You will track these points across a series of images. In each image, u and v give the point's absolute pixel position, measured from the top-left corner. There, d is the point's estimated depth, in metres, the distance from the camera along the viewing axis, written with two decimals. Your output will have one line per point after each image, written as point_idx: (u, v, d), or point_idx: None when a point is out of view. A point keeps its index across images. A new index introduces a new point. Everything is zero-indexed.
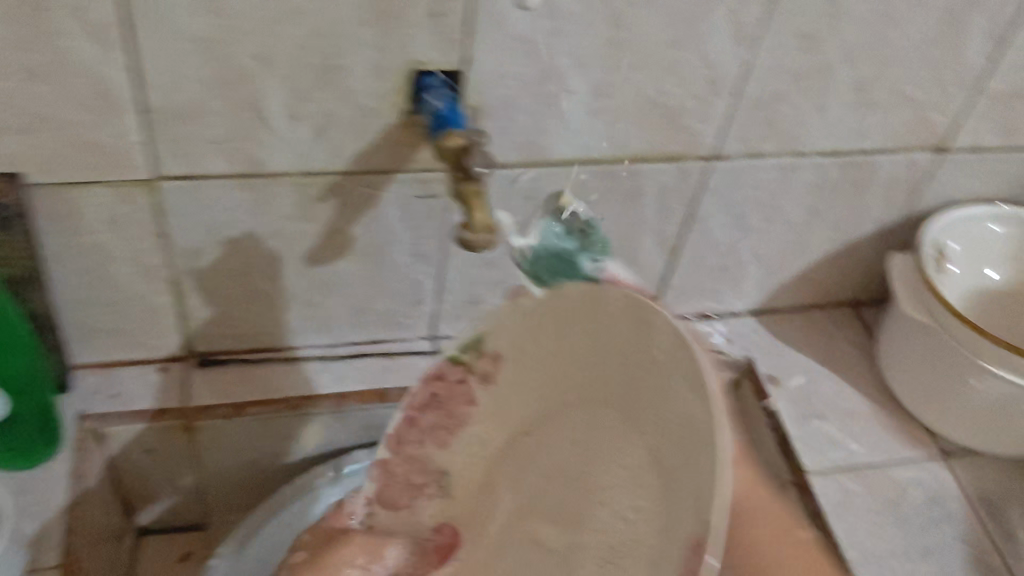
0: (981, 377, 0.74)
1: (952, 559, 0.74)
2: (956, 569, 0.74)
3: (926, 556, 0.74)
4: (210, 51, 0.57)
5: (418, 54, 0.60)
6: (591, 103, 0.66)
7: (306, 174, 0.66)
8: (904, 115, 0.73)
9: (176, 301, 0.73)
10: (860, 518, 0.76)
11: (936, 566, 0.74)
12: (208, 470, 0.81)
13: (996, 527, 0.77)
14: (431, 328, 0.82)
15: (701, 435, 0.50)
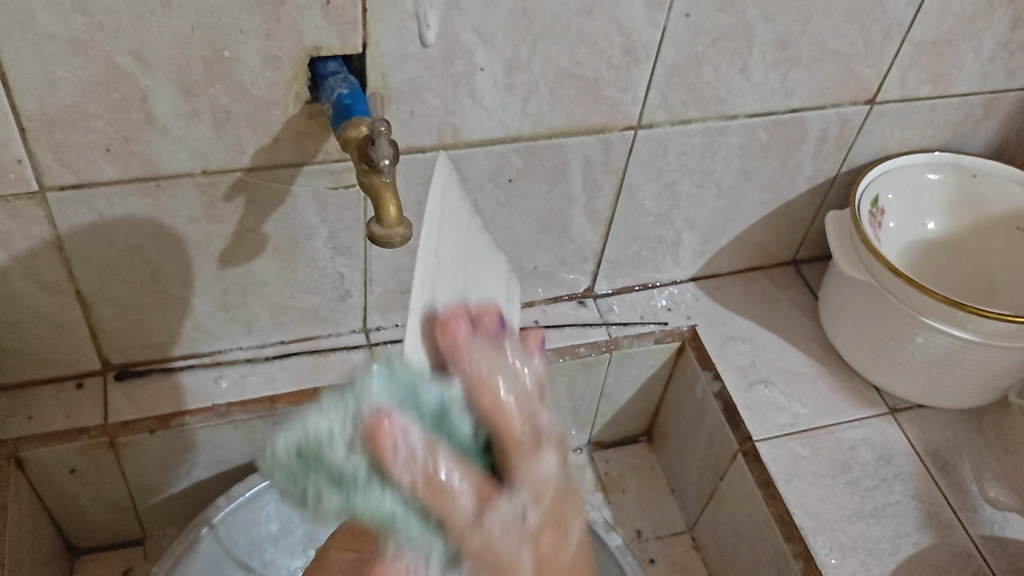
0: (923, 332, 0.72)
1: (905, 518, 0.73)
2: (910, 528, 0.72)
3: (879, 517, 0.73)
4: (83, 50, 0.53)
5: (313, 39, 0.57)
6: (503, 79, 0.63)
7: (206, 174, 0.62)
8: (829, 69, 0.71)
9: (83, 315, 0.69)
10: (812, 483, 0.74)
11: (890, 526, 0.72)
12: (139, 485, 0.78)
13: (946, 480, 0.76)
14: (361, 320, 0.79)
15: None
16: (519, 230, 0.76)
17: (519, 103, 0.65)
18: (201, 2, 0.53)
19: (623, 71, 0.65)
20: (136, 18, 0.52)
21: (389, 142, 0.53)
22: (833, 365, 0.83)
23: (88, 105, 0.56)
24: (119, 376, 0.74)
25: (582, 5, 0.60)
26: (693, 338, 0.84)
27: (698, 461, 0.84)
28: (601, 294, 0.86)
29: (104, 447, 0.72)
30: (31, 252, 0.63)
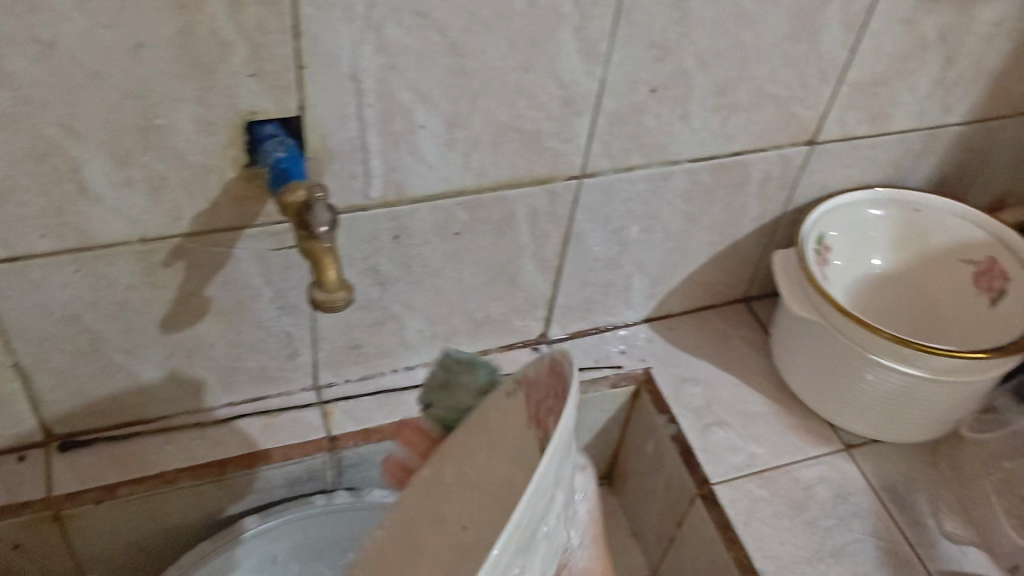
0: (871, 370, 0.73)
1: (865, 557, 0.73)
2: (870, 567, 0.72)
3: (836, 556, 0.73)
4: (10, 124, 0.52)
5: (248, 104, 0.56)
6: (444, 135, 0.63)
7: (145, 241, 0.61)
8: (768, 113, 0.72)
9: (23, 386, 0.67)
10: (771, 525, 0.74)
11: (848, 565, 0.72)
12: (87, 556, 0.75)
13: (902, 515, 0.76)
14: (312, 377, 0.78)
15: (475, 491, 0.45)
16: (467, 282, 0.76)
17: (460, 157, 0.65)
18: (131, 72, 0.52)
19: (563, 122, 0.66)
20: (64, 91, 0.51)
21: (327, 208, 0.53)
22: (787, 403, 0.84)
23: (18, 178, 0.54)
24: (63, 446, 0.72)
25: (518, 61, 0.60)
26: (647, 381, 0.83)
27: (658, 504, 0.83)
28: (554, 339, 0.86)
29: (48, 521, 0.70)
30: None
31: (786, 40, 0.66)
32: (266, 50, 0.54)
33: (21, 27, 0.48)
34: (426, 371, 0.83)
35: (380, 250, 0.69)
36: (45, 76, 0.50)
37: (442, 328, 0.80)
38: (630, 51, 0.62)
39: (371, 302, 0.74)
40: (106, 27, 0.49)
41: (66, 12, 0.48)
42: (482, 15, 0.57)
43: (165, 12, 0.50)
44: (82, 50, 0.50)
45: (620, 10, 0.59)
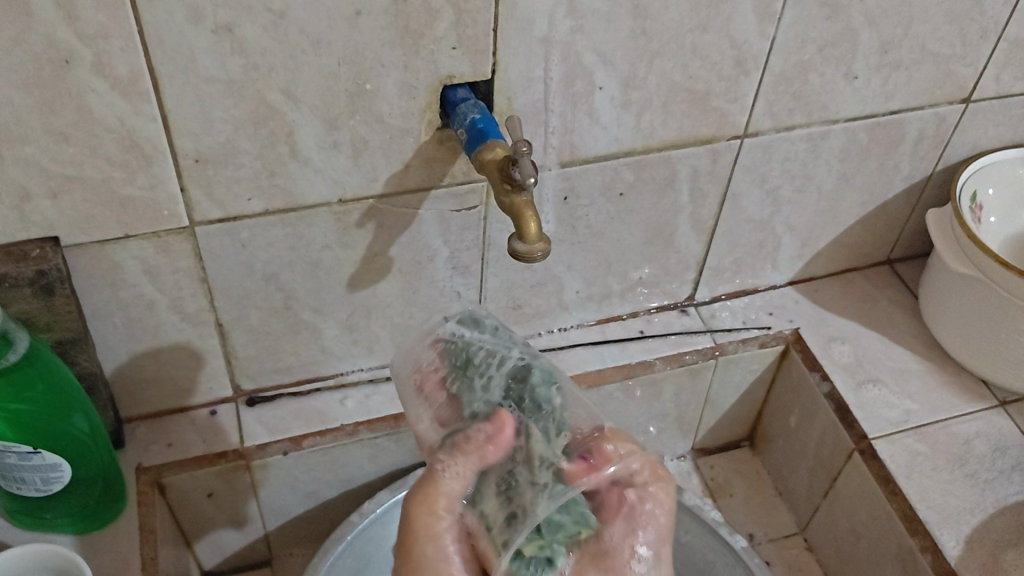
0: (1003, 367, 0.79)
1: (1009, 488, 0.74)
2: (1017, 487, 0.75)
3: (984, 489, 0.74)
4: (335, 75, 0.57)
5: (682, 63, 0.65)
6: (876, 59, 0.70)
7: (341, 202, 0.65)
8: (927, 69, 0.73)
9: (177, 198, 0.61)
10: (744, 510, 0.89)
11: (996, 496, 0.74)
12: (269, 508, 0.79)
13: None
14: (600, 311, 0.84)
15: (851, 557, 0.80)
16: (647, 278, 0.82)
17: (763, 178, 0.76)
18: (350, 38, 0.56)
19: (850, 107, 0.73)
20: (284, 57, 0.55)
21: (530, 162, 0.56)
22: (941, 361, 0.84)
23: (240, 142, 0.59)
24: (250, 402, 0.77)
25: (925, 103, 0.76)
26: (797, 341, 0.84)
27: (808, 464, 0.85)
28: (702, 302, 0.87)
29: (240, 470, 0.75)
30: (197, 93, 0.55)
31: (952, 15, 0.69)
32: (661, 66, 0.64)
33: (417, 20, 0.56)
34: (581, 332, 0.84)
35: (589, 180, 0.71)
36: (384, 114, 0.61)
37: (599, 291, 0.82)
38: (803, 32, 0.66)
39: (563, 272, 0.78)
40: (541, 42, 0.60)
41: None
42: (811, 106, 0.72)
43: (614, 62, 0.63)
44: (513, 66, 0.61)
45: None
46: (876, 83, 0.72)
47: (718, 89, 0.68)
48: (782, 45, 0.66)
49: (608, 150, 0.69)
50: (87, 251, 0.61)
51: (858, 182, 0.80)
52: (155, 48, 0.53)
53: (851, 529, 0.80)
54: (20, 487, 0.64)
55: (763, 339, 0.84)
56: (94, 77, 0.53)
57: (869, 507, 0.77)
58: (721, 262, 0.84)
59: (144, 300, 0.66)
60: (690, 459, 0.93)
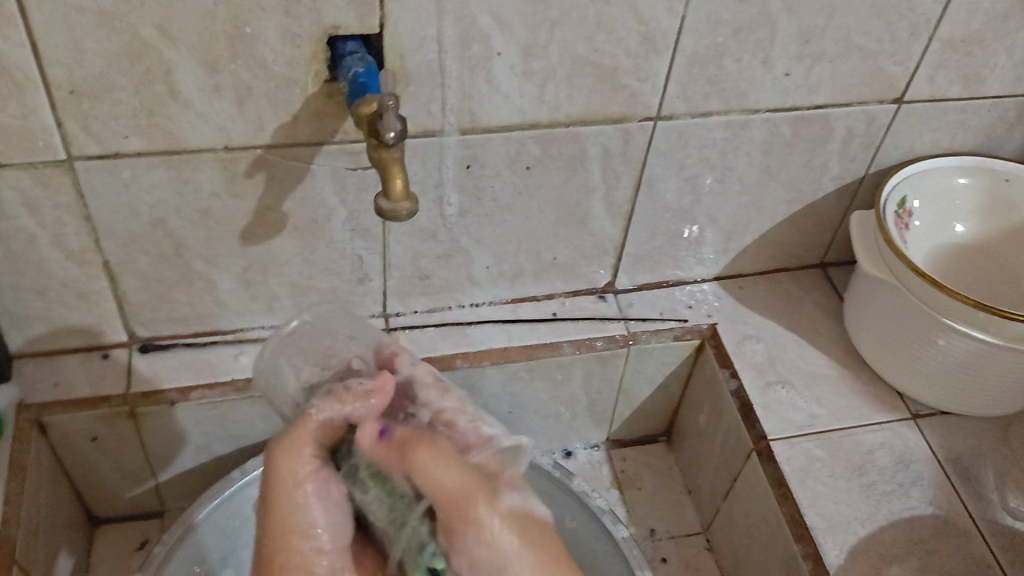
0: (915, 379, 0.76)
1: (906, 503, 0.71)
2: (915, 502, 0.72)
3: (881, 501, 0.71)
4: (211, 15, 0.56)
5: (586, 35, 0.63)
6: (796, 49, 0.68)
7: (227, 149, 0.64)
8: (854, 64, 0.70)
9: (52, 129, 0.60)
10: (649, 504, 0.87)
11: (893, 509, 0.71)
12: (158, 458, 0.79)
13: (966, 486, 0.73)
14: (512, 288, 0.82)
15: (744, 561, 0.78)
16: (561, 259, 0.81)
17: (679, 164, 0.75)
18: None
19: (769, 97, 0.71)
20: None
21: (396, 117, 0.54)
22: (856, 368, 0.81)
23: (115, 76, 0.58)
24: (143, 349, 0.76)
25: (853, 99, 0.73)
26: (712, 336, 0.82)
27: (714, 462, 0.82)
28: (621, 290, 0.85)
29: (125, 417, 0.74)
30: (66, 21, 0.54)
31: (877, 9, 0.67)
32: (562, 35, 0.63)
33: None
34: (492, 309, 0.83)
35: (492, 150, 0.69)
36: (268, 61, 0.59)
37: (511, 267, 0.80)
38: (716, 13, 0.64)
39: (470, 244, 0.77)
40: (432, 0, 0.59)
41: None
42: (727, 93, 0.70)
43: (512, 27, 0.61)
44: (403, 23, 0.59)
45: None
46: (798, 74, 0.70)
47: (625, 65, 0.66)
48: (692, 24, 0.64)
49: (511, 121, 0.67)
50: None
51: (783, 178, 0.79)
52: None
53: (745, 531, 0.77)
54: None
55: (678, 332, 0.82)
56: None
57: (760, 510, 0.74)
58: (639, 250, 0.82)
59: (26, 233, 0.66)
60: (602, 449, 0.91)
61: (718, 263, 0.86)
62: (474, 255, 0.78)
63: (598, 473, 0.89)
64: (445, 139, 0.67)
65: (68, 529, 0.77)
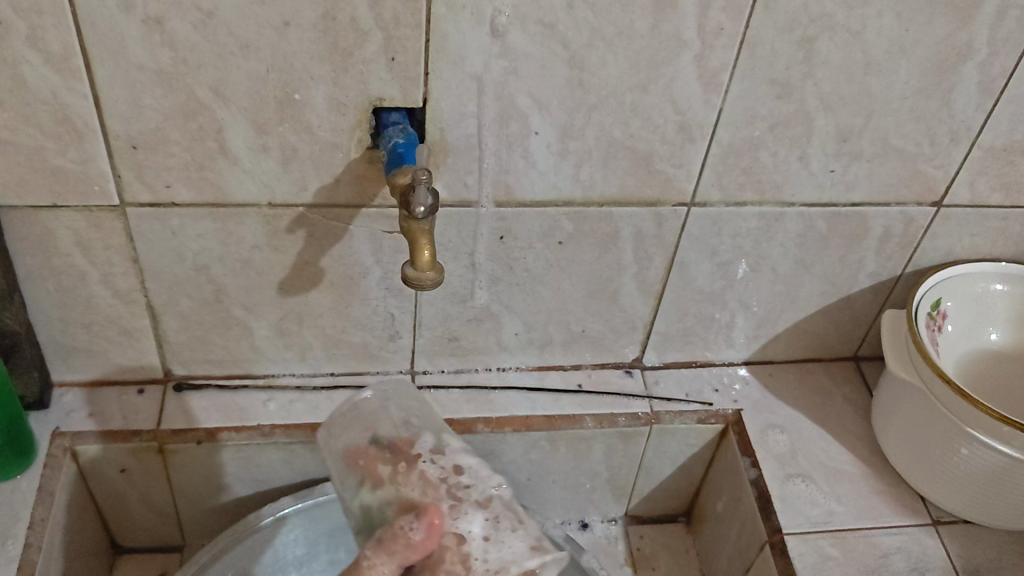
0: (937, 485, 0.75)
1: None
2: None
3: None
4: (263, 81, 0.59)
5: (623, 120, 0.65)
6: (833, 146, 0.69)
7: (270, 206, 0.67)
8: (892, 165, 0.71)
9: (107, 176, 0.63)
10: None
11: None
12: (182, 493, 0.81)
13: None
14: (540, 356, 0.83)
15: None
16: (590, 332, 0.82)
17: (712, 250, 0.76)
18: (278, 47, 0.58)
19: (805, 192, 0.72)
20: (212, 56, 0.57)
21: (428, 191, 0.56)
22: (880, 467, 0.80)
23: (170, 130, 0.61)
24: (178, 387, 0.79)
25: (890, 199, 0.73)
26: (736, 423, 0.82)
27: (729, 549, 0.82)
28: (649, 367, 0.86)
29: (153, 452, 0.76)
30: (129, 79, 0.58)
31: (916, 113, 0.67)
32: (599, 119, 0.64)
33: (346, 38, 0.58)
34: (519, 375, 0.84)
35: (526, 223, 0.71)
36: (314, 126, 0.62)
37: (540, 337, 0.82)
38: (752, 107, 0.65)
39: (500, 311, 0.78)
40: (474, 79, 0.61)
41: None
42: (763, 185, 0.71)
43: (550, 108, 0.63)
44: (446, 98, 0.62)
45: (742, 41, 0.61)
46: (835, 170, 0.71)
47: (661, 151, 0.67)
48: (729, 117, 0.66)
49: (546, 197, 0.69)
50: (21, 213, 0.64)
51: (817, 270, 0.79)
52: (87, 30, 0.55)
53: None
54: None
55: (702, 415, 0.82)
56: (27, 49, 0.56)
57: None
58: (669, 329, 0.82)
59: (76, 270, 0.69)
60: (620, 524, 0.91)
61: (748, 348, 0.86)
62: (503, 323, 0.79)
63: (613, 548, 0.89)
64: (480, 211, 0.69)
65: (90, 555, 0.79)
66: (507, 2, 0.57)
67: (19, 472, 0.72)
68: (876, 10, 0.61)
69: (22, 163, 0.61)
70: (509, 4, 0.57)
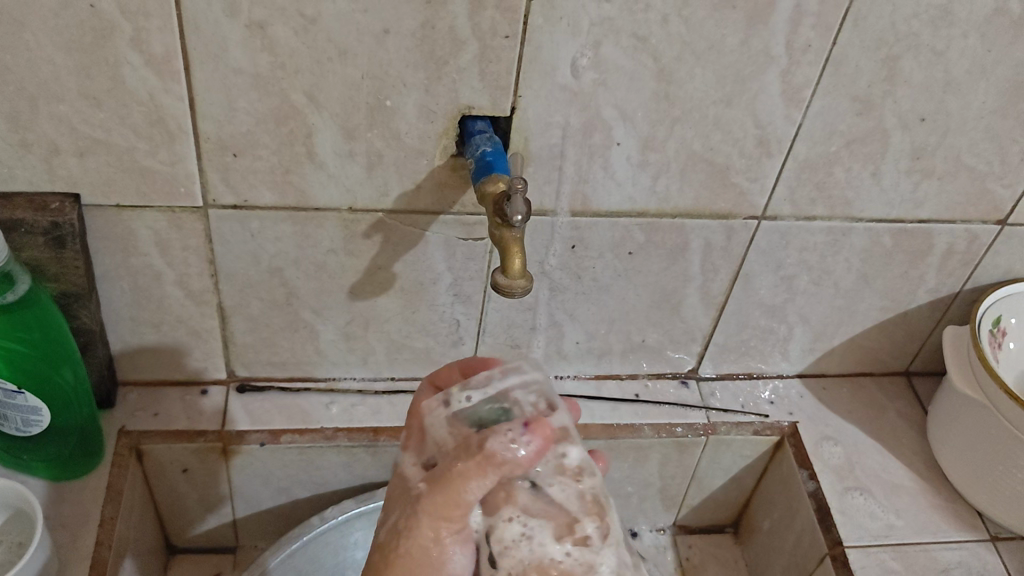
0: (993, 501, 0.76)
1: None
2: None
3: None
4: (357, 87, 0.60)
5: (704, 133, 0.65)
6: (906, 163, 0.70)
7: (351, 211, 0.67)
8: (962, 183, 0.72)
9: (194, 177, 0.63)
10: None
11: None
12: (241, 494, 0.81)
13: None
14: (598, 365, 0.84)
15: None
16: (650, 342, 0.82)
17: (778, 263, 0.76)
18: (375, 53, 0.58)
19: (873, 208, 0.73)
20: (309, 61, 0.58)
21: (523, 201, 0.56)
22: (937, 483, 0.81)
23: (260, 134, 0.62)
24: (241, 390, 0.79)
25: (956, 217, 0.74)
26: (793, 435, 0.83)
27: (784, 560, 0.82)
28: (704, 378, 0.87)
29: (217, 453, 0.76)
30: (225, 82, 0.58)
31: (989, 132, 0.68)
32: (681, 132, 0.65)
33: (442, 47, 0.58)
34: (576, 383, 0.84)
35: (600, 233, 0.71)
36: (402, 133, 0.63)
37: (600, 345, 0.82)
38: (833, 121, 0.66)
39: (565, 319, 0.79)
40: (563, 90, 0.62)
41: (586, 6, 0.57)
42: (834, 200, 0.72)
43: (634, 120, 0.64)
44: (533, 108, 0.62)
45: (829, 58, 0.62)
46: (905, 187, 0.71)
47: (739, 164, 0.68)
48: (808, 132, 0.66)
49: (621, 208, 0.70)
50: (105, 213, 0.65)
51: (878, 285, 0.79)
52: (190, 33, 0.56)
53: None
54: (2, 424, 0.67)
55: (758, 427, 0.83)
56: (129, 51, 0.56)
57: None
58: (728, 340, 0.83)
59: (153, 270, 0.69)
60: (669, 533, 0.91)
61: (803, 361, 0.87)
62: (566, 332, 0.80)
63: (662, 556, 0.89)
64: (555, 221, 0.70)
65: (149, 555, 0.79)
66: (604, 15, 0.58)
67: (80, 475, 0.72)
68: (962, 30, 0.61)
69: (112, 163, 0.62)
70: (606, 17, 0.58)
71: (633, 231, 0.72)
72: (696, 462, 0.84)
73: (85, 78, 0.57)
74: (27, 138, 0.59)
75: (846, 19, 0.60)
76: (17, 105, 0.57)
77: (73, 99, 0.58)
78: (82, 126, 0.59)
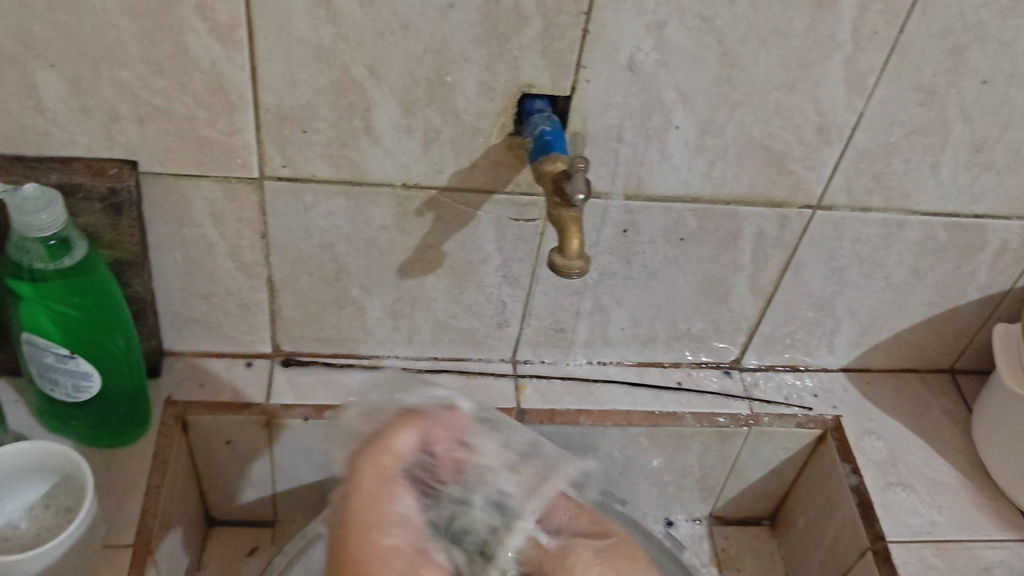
0: None
1: None
2: None
3: None
4: (418, 62, 0.60)
5: (764, 119, 0.65)
6: (966, 156, 0.69)
7: (405, 187, 0.67)
8: (1020, 179, 0.71)
9: (251, 148, 0.64)
10: None
11: None
12: (282, 468, 0.81)
13: None
14: (642, 351, 0.84)
15: None
16: (695, 330, 0.82)
17: (830, 254, 0.76)
18: (438, 28, 0.58)
19: (930, 201, 0.72)
20: (373, 34, 0.58)
21: (584, 180, 0.56)
22: (980, 481, 0.80)
23: (319, 107, 0.62)
24: (285, 363, 0.80)
25: (1013, 213, 0.73)
26: (836, 429, 0.82)
27: (824, 553, 0.82)
28: (748, 368, 0.86)
29: (261, 426, 0.76)
30: (288, 52, 0.58)
31: None
32: (741, 117, 0.64)
33: (506, 22, 0.58)
34: (619, 370, 0.84)
35: (653, 218, 0.71)
36: (460, 110, 0.63)
37: (645, 332, 0.82)
38: (894, 112, 0.65)
39: (610, 304, 0.78)
40: (625, 70, 0.61)
41: None
42: (890, 192, 0.71)
43: (694, 104, 0.63)
44: (593, 88, 0.62)
45: (894, 46, 0.61)
46: (963, 180, 0.70)
47: (797, 153, 0.67)
48: (868, 122, 0.66)
49: (674, 193, 0.69)
50: (162, 181, 0.65)
51: (929, 279, 0.79)
52: (256, 2, 0.56)
53: None
54: (53, 389, 0.67)
55: (802, 419, 0.82)
56: (194, 17, 0.56)
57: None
58: (773, 331, 0.83)
59: (205, 241, 0.69)
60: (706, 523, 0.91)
61: (847, 355, 0.86)
62: (612, 317, 0.80)
63: (696, 545, 0.89)
64: (609, 203, 0.69)
65: (189, 525, 0.79)
66: None
67: (126, 442, 0.72)
68: None
69: (171, 130, 0.62)
70: None
71: (686, 217, 0.71)
72: (737, 452, 0.84)
73: (149, 45, 0.57)
74: (89, 103, 0.59)
75: (915, 6, 0.59)
76: (81, 69, 0.58)
77: (135, 65, 0.58)
78: (143, 93, 0.59)
